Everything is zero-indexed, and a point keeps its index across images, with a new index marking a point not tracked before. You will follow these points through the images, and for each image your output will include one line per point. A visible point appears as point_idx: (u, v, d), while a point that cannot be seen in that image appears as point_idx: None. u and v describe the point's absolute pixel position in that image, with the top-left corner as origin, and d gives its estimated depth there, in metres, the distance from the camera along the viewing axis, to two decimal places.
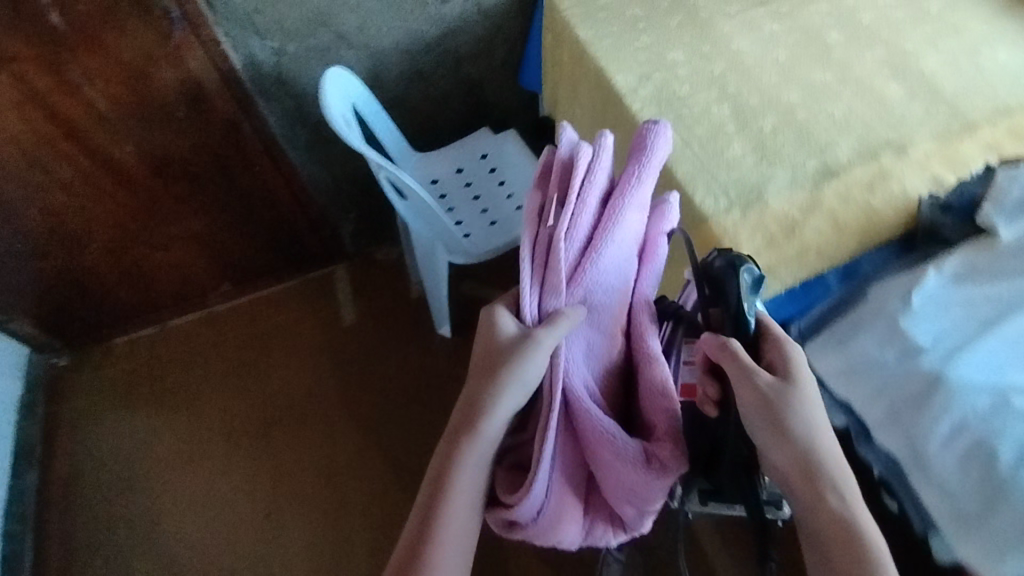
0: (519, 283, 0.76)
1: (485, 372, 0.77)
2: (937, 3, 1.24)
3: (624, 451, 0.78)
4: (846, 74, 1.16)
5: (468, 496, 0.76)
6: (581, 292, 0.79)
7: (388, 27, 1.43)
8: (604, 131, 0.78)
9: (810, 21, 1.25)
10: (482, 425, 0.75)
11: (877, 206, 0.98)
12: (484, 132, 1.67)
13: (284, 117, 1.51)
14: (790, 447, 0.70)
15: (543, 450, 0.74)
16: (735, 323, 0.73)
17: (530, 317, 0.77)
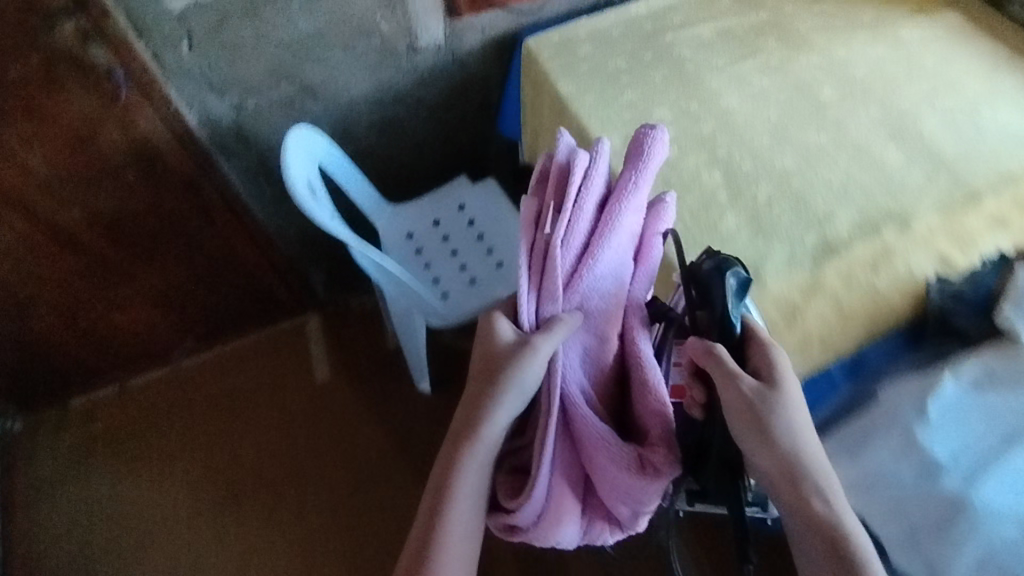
0: (517, 290, 0.71)
1: (483, 377, 0.73)
2: (932, 57, 1.19)
3: (622, 455, 0.73)
4: (842, 136, 1.09)
5: (470, 501, 0.71)
6: (577, 297, 0.74)
7: (356, 79, 1.32)
8: (602, 138, 0.72)
9: (802, 77, 1.19)
10: (482, 431, 0.71)
11: (882, 288, 0.91)
12: (461, 181, 1.56)
13: (247, 173, 1.41)
14: (774, 451, 0.66)
15: (542, 457, 0.71)
16: (722, 330, 0.68)
17: (528, 323, 0.73)
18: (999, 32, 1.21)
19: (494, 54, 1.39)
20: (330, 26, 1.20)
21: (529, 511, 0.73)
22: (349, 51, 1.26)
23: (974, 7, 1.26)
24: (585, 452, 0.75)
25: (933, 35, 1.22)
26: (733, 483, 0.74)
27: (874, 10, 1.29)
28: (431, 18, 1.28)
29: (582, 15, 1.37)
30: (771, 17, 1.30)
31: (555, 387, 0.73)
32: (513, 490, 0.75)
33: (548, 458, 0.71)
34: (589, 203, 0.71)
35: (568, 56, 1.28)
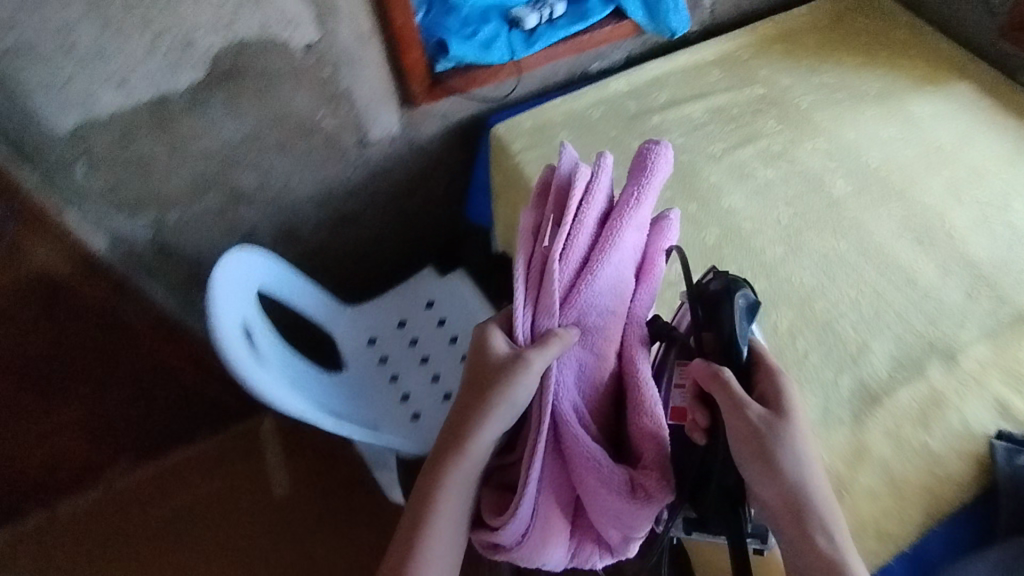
0: (511, 302, 0.65)
1: (474, 391, 0.68)
2: (951, 139, 1.06)
3: (613, 481, 0.65)
4: (865, 242, 0.96)
5: (452, 512, 0.68)
6: (575, 314, 0.68)
7: (299, 179, 1.12)
8: (605, 153, 0.68)
9: (810, 166, 1.05)
10: (468, 445, 0.67)
11: (936, 448, 0.77)
12: (428, 271, 1.37)
13: (176, 292, 1.17)
14: (776, 479, 0.63)
15: (529, 475, 0.64)
16: (727, 354, 0.66)
17: (522, 338, 0.66)
18: (1018, 106, 1.10)
19: (459, 140, 1.22)
20: (262, 130, 1.01)
21: (511, 533, 0.67)
22: (289, 154, 1.07)
23: (986, 78, 1.14)
24: (574, 474, 0.67)
25: (947, 111, 1.10)
26: (737, 518, 0.66)
27: (879, 82, 1.16)
28: (384, 112, 1.09)
29: (556, 94, 1.20)
30: (766, 91, 1.16)
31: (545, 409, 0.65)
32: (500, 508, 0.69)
33: (532, 479, 0.64)
34: (591, 215, 0.66)
35: (544, 147, 1.11)
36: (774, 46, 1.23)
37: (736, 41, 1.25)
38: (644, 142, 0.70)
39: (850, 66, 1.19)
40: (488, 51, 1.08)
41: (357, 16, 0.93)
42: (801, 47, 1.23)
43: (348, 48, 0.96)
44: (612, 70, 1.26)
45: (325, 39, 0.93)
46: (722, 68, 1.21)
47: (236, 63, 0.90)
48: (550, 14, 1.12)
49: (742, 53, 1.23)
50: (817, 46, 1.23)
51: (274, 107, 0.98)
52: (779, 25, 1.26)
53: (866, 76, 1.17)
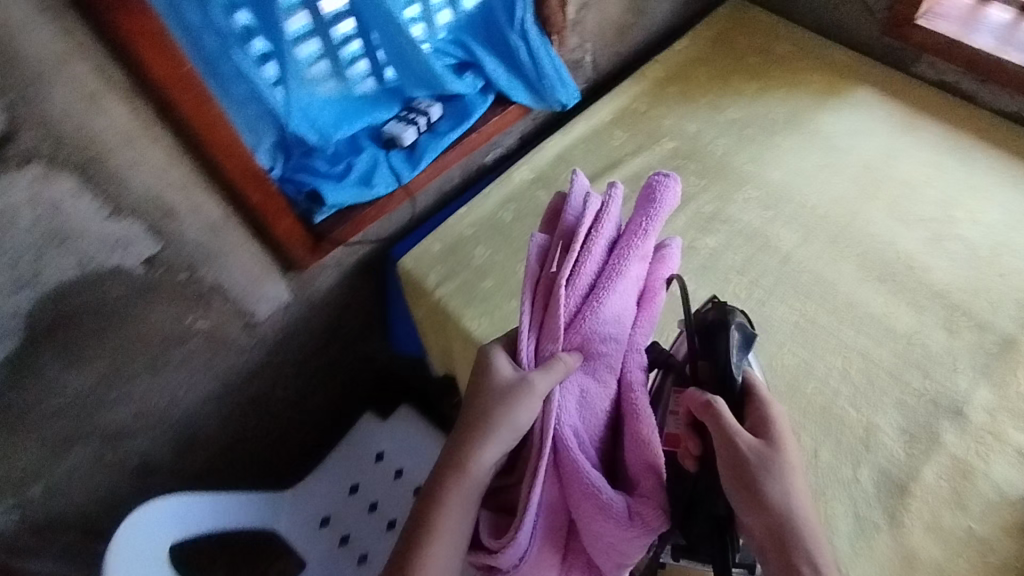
0: (517, 322, 0.63)
1: (474, 411, 0.62)
2: (872, 155, 1.02)
3: (609, 510, 0.59)
4: (830, 299, 0.88)
5: (450, 541, 0.59)
6: (580, 338, 0.65)
7: (186, 385, 0.93)
8: (615, 188, 0.69)
9: (748, 222, 0.97)
10: (469, 466, 0.60)
11: (981, 531, 0.71)
12: (368, 418, 1.19)
13: (69, 561, 0.94)
14: (761, 512, 0.55)
15: (532, 497, 0.58)
16: (723, 381, 0.61)
17: (528, 362, 0.63)
18: (922, 103, 1.07)
19: (364, 280, 1.05)
20: (120, 361, 0.81)
21: (509, 560, 0.60)
22: (166, 370, 0.88)
23: (882, 76, 1.12)
24: (570, 499, 0.62)
25: (858, 124, 1.06)
26: (724, 548, 0.60)
27: (782, 105, 1.11)
28: (267, 285, 0.91)
29: (458, 202, 1.07)
30: (676, 144, 1.08)
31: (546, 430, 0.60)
32: (498, 532, 0.62)
33: (531, 505, 0.59)
34: (599, 242, 0.66)
35: (463, 271, 0.97)
36: (668, 89, 1.16)
37: (628, 92, 1.16)
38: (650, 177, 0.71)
39: (749, 95, 1.13)
40: (371, 187, 0.93)
41: (204, 209, 0.75)
42: (695, 84, 1.16)
43: (204, 245, 0.78)
44: (508, 155, 1.14)
45: (170, 247, 0.74)
46: (624, 126, 1.11)
47: (61, 310, 0.71)
48: (428, 120, 0.99)
49: (639, 104, 1.14)
50: (710, 79, 1.16)
51: (129, 333, 0.79)
52: (665, 64, 1.19)
53: (768, 102, 1.12)
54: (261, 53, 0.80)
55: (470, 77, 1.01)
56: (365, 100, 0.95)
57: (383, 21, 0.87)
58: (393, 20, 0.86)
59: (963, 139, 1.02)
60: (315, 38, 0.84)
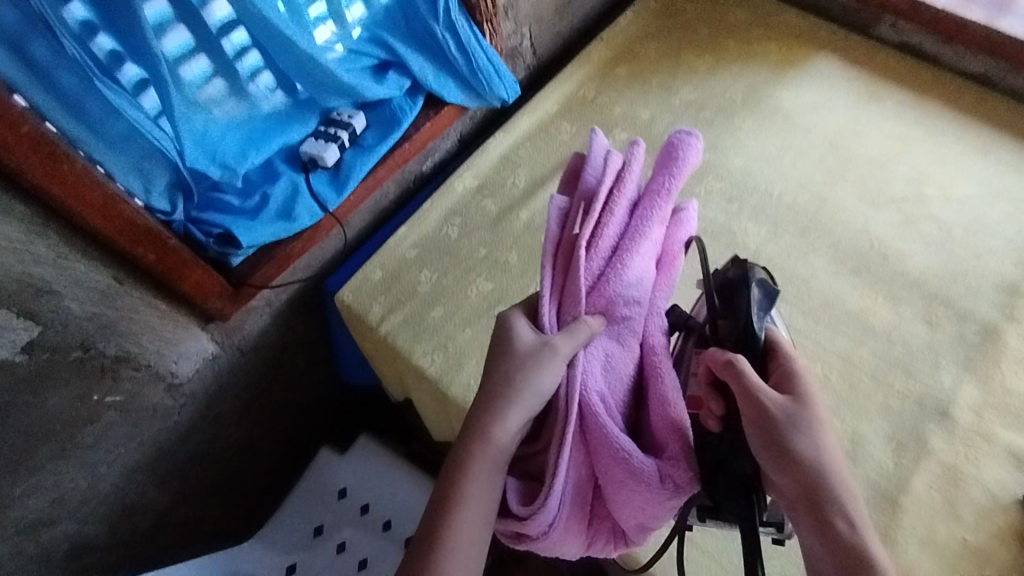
0: (537, 285, 0.61)
1: (495, 375, 0.58)
2: (836, 130, 0.97)
3: (642, 475, 0.57)
4: (804, 298, 0.83)
5: (482, 510, 0.54)
6: (603, 301, 0.63)
7: (109, 461, 0.81)
8: (637, 143, 0.68)
9: (713, 218, 0.90)
10: (497, 433, 0.56)
11: (976, 542, 0.67)
12: (326, 453, 1.08)
13: None
14: (790, 464, 0.51)
15: (563, 461, 0.56)
16: (746, 339, 0.58)
17: (550, 327, 0.61)
18: (884, 69, 1.01)
19: (304, 314, 0.96)
20: (19, 452, 0.69)
21: (541, 525, 0.57)
22: (79, 452, 0.76)
23: (841, 40, 1.05)
24: (598, 464, 0.59)
25: (820, 97, 1.00)
26: (751, 506, 0.56)
27: (739, 81, 1.03)
28: (185, 340, 0.80)
29: (396, 218, 0.97)
30: (629, 135, 1.00)
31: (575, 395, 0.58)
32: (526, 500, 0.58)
33: (562, 470, 0.56)
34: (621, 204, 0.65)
35: (411, 299, 0.88)
36: (616, 70, 1.07)
37: (575, 77, 1.06)
38: (671, 134, 0.70)
39: (703, 72, 1.05)
40: (293, 222, 0.82)
41: (87, 278, 0.66)
42: (644, 63, 1.07)
43: (95, 316, 0.68)
44: (449, 160, 1.04)
45: (49, 327, 0.64)
46: (572, 118, 1.02)
47: None
48: (351, 134, 0.88)
49: (587, 91, 1.05)
50: (661, 56, 1.08)
51: (21, 423, 0.67)
52: (611, 43, 1.10)
53: (724, 79, 1.04)
54: (136, 80, 0.69)
55: (394, 77, 0.90)
56: (274, 116, 0.84)
57: (278, 33, 0.76)
58: (287, 31, 0.76)
59: (929, 107, 0.97)
60: (202, 55, 0.73)
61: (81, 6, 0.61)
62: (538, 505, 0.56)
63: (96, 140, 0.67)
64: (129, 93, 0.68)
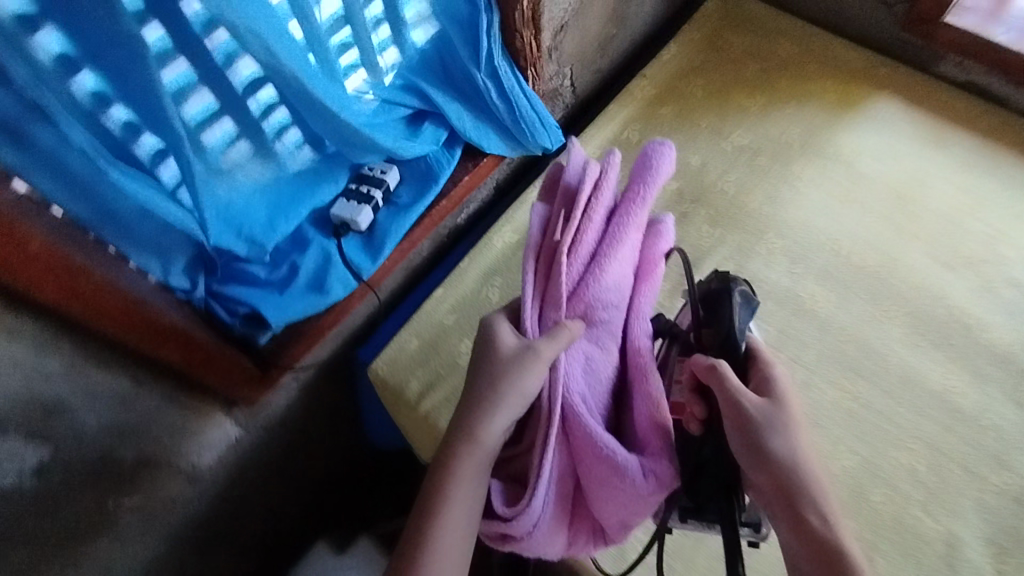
0: (520, 289, 0.63)
1: (481, 379, 0.61)
2: (903, 179, 0.89)
3: (623, 470, 0.59)
4: (883, 376, 0.77)
5: (463, 509, 0.57)
6: (583, 305, 0.66)
7: (125, 563, 0.73)
8: (613, 150, 0.70)
9: (776, 280, 0.84)
10: (481, 436, 0.58)
11: None
12: (320, 552, 0.97)
13: None
14: (765, 461, 0.55)
15: (545, 459, 0.58)
16: (726, 345, 0.62)
17: (532, 330, 0.63)
18: (948, 112, 0.95)
19: (331, 382, 0.88)
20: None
21: (524, 526, 0.59)
22: (94, 563, 0.69)
23: (900, 78, 0.99)
24: (581, 463, 0.61)
25: (879, 142, 0.93)
26: (732, 506, 0.57)
27: (794, 124, 0.96)
28: (208, 429, 0.74)
29: (431, 278, 0.90)
30: (680, 184, 0.93)
31: (552, 395, 0.60)
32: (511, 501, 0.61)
33: (545, 468, 0.58)
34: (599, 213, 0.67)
35: (452, 375, 0.80)
36: (661, 110, 1.00)
37: (617, 118, 0.99)
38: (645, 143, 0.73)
39: (755, 114, 0.98)
40: (328, 295, 0.74)
41: (105, 388, 0.60)
42: (690, 103, 1.00)
43: (113, 428, 0.62)
44: (484, 210, 0.97)
45: (63, 448, 0.58)
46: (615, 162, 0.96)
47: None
48: (385, 191, 0.81)
49: (631, 133, 0.98)
50: (709, 96, 1.01)
51: (32, 545, 0.60)
52: (653, 80, 1.02)
53: (778, 121, 0.97)
54: (153, 151, 0.60)
55: (429, 129, 0.82)
56: (303, 174, 0.76)
57: (312, 91, 0.68)
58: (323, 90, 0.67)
59: (1001, 156, 0.91)
60: (225, 117, 0.65)
61: (93, 76, 0.53)
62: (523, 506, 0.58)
63: (109, 222, 0.59)
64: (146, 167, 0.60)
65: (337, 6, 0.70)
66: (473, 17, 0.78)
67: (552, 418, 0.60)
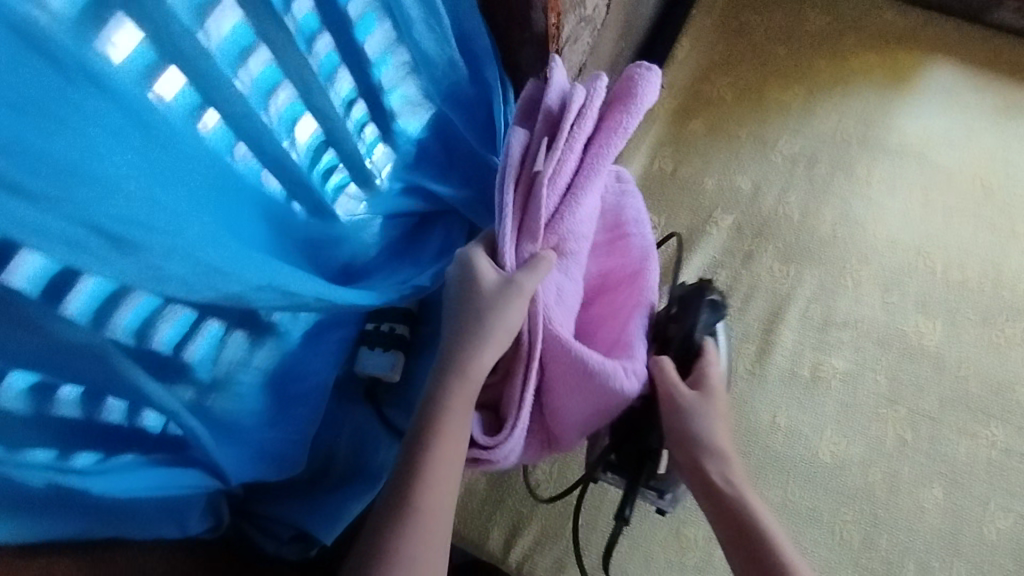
0: (497, 224, 0.51)
1: (463, 303, 0.52)
2: (978, 170, 0.81)
3: (605, 387, 0.53)
4: (1016, 411, 0.70)
5: (455, 447, 0.49)
6: (556, 239, 0.54)
7: None
8: (600, 74, 0.55)
9: (872, 317, 0.74)
10: (472, 369, 0.50)
11: None
12: None
13: None
14: (686, 443, 0.53)
15: (527, 387, 0.52)
16: (684, 346, 0.57)
17: (511, 261, 0.52)
18: (1003, 83, 0.87)
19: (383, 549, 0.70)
20: None
21: (507, 451, 0.53)
22: None
23: (939, 47, 0.89)
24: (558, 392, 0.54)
25: (940, 126, 0.84)
26: (643, 471, 0.56)
27: (846, 114, 0.85)
28: None
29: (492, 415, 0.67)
30: (735, 217, 0.80)
31: (536, 321, 0.52)
32: (488, 429, 0.54)
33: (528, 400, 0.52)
34: (581, 137, 0.54)
35: (537, 511, 0.69)
36: (691, 123, 0.85)
37: (643, 144, 0.84)
38: (628, 67, 0.55)
39: (798, 112, 0.85)
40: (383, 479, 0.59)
41: None
42: (722, 109, 0.86)
43: None
44: None
45: None
46: (651, 204, 0.81)
47: None
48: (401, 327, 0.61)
49: (662, 162, 0.83)
50: (741, 96, 0.86)
51: None
52: (674, 87, 0.87)
53: (827, 115, 0.85)
54: (125, 409, 0.44)
55: (439, 242, 0.62)
56: (319, 331, 0.57)
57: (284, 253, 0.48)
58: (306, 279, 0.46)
59: None
60: (210, 320, 0.47)
61: (26, 374, 0.38)
62: (504, 431, 0.52)
63: (94, 515, 0.46)
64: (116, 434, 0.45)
65: (315, 129, 0.50)
66: (481, 94, 0.60)
67: (535, 343, 0.52)
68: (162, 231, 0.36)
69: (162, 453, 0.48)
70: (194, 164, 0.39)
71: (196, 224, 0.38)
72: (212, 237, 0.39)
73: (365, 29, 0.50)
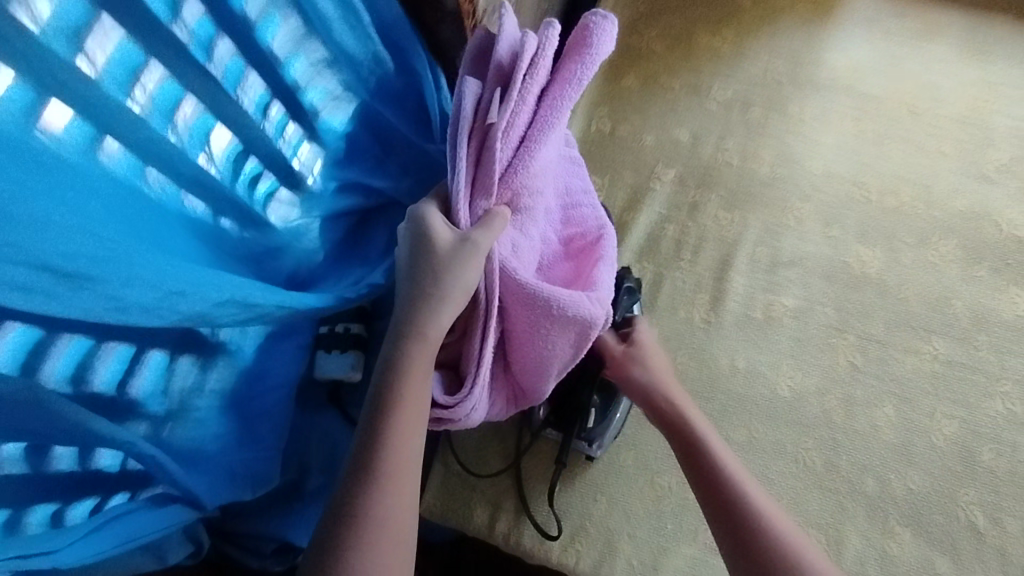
0: (448, 181, 0.49)
1: (418, 270, 0.51)
2: (903, 95, 0.84)
3: (574, 321, 0.53)
4: (954, 324, 0.73)
5: (417, 416, 0.49)
6: (510, 193, 0.53)
7: None
8: (551, 20, 0.51)
9: (817, 252, 0.76)
10: (432, 333, 0.50)
11: None
12: None
13: None
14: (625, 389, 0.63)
15: (487, 343, 0.52)
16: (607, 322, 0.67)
17: (466, 218, 0.51)
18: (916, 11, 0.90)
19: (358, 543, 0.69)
20: None
21: (469, 407, 0.53)
22: None
23: None
24: (523, 340, 0.54)
25: (864, 58, 0.86)
26: (575, 423, 0.67)
27: (775, 54, 0.86)
28: None
29: None
30: (678, 170, 0.80)
31: (491, 274, 0.51)
32: (449, 389, 0.54)
33: (487, 356, 0.52)
34: (536, 86, 0.51)
35: (512, 484, 0.69)
36: (624, 80, 0.85)
37: (580, 106, 0.84)
38: (583, 15, 0.52)
39: (728, 57, 0.86)
40: None
41: None
42: (654, 63, 0.86)
43: None
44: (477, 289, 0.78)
45: None
46: (594, 166, 0.81)
47: None
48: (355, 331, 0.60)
49: (600, 123, 0.83)
50: (670, 48, 0.87)
51: None
52: None
53: (756, 57, 0.86)
54: (76, 456, 0.44)
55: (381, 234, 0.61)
56: (274, 337, 0.55)
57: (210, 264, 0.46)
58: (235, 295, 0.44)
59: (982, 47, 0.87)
60: (152, 351, 0.45)
61: None
62: (465, 389, 0.52)
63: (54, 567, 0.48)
64: (70, 481, 0.44)
65: (231, 138, 0.47)
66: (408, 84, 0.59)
67: (493, 298, 0.51)
68: (89, 273, 0.35)
69: (125, 489, 0.49)
70: (110, 203, 0.37)
71: (121, 261, 0.36)
72: (139, 267, 0.37)
73: (268, 29, 0.47)
